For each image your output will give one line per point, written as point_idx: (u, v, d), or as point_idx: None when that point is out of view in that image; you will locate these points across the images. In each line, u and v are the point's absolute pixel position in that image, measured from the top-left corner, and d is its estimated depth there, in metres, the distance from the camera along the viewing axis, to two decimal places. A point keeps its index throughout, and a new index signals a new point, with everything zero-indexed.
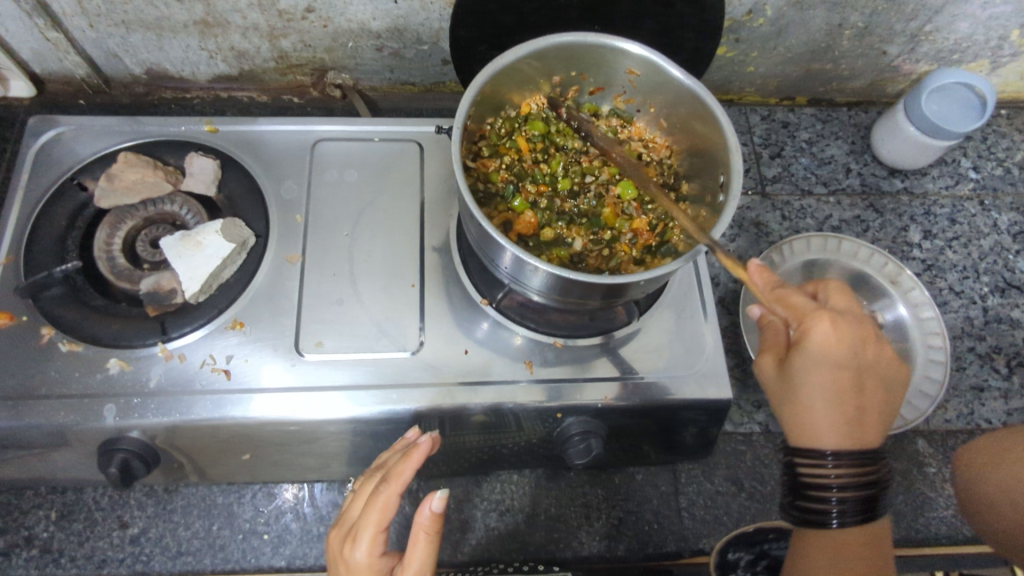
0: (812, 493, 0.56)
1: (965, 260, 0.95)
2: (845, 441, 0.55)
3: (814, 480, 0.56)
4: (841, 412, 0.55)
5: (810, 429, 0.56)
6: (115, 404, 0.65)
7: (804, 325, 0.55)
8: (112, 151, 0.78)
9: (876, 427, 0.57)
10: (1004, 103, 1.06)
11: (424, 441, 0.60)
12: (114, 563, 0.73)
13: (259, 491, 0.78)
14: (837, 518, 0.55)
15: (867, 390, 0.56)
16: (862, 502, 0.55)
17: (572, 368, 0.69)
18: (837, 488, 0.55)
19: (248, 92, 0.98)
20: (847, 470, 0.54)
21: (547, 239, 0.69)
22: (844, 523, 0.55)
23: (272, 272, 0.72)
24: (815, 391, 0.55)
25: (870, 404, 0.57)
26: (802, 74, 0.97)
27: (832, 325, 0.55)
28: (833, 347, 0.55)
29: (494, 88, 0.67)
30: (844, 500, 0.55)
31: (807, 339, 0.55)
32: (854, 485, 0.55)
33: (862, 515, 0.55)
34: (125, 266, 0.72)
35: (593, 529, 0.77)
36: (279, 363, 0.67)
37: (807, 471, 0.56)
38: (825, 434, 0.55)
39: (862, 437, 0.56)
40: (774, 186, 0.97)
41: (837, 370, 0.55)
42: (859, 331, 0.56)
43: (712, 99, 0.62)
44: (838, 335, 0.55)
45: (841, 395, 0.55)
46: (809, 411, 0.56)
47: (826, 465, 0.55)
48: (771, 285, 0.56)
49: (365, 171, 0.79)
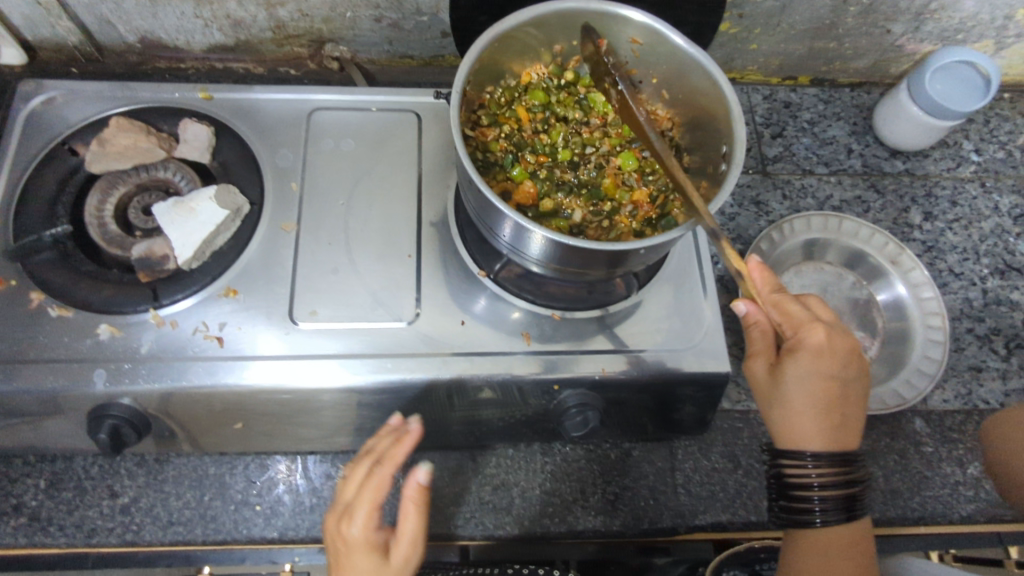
0: (795, 493, 0.58)
1: (965, 242, 0.94)
2: (829, 446, 0.57)
3: (795, 479, 0.58)
4: (827, 419, 0.57)
5: (795, 433, 0.58)
6: (105, 369, 0.64)
7: (799, 334, 0.57)
8: (104, 117, 0.76)
9: (856, 436, 0.59)
10: (1007, 87, 1.05)
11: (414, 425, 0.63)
12: (103, 533, 0.73)
13: (252, 462, 0.77)
14: (819, 516, 0.57)
15: (851, 400, 0.58)
16: (843, 502, 0.57)
17: (570, 341, 0.68)
18: (818, 487, 0.57)
19: (244, 64, 0.97)
20: (827, 471, 0.57)
21: (547, 210, 0.67)
22: (826, 522, 0.57)
23: (267, 241, 0.71)
24: (804, 398, 0.57)
25: (853, 413, 0.59)
26: (806, 52, 0.96)
27: (824, 335, 0.57)
28: (824, 357, 0.57)
29: (494, 55, 0.65)
30: (825, 499, 0.57)
31: (801, 347, 0.57)
32: (834, 485, 0.57)
33: (844, 513, 0.57)
34: (116, 232, 0.71)
35: (589, 505, 0.77)
36: (274, 331, 0.67)
37: (790, 471, 0.58)
38: (809, 439, 0.57)
39: (844, 444, 0.58)
40: (776, 165, 0.96)
41: (826, 378, 0.57)
42: (849, 344, 0.58)
43: (715, 67, 0.61)
44: (830, 346, 0.57)
45: (829, 403, 0.57)
46: (796, 417, 0.57)
47: (806, 465, 0.57)
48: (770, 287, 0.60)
49: (362, 141, 0.78)
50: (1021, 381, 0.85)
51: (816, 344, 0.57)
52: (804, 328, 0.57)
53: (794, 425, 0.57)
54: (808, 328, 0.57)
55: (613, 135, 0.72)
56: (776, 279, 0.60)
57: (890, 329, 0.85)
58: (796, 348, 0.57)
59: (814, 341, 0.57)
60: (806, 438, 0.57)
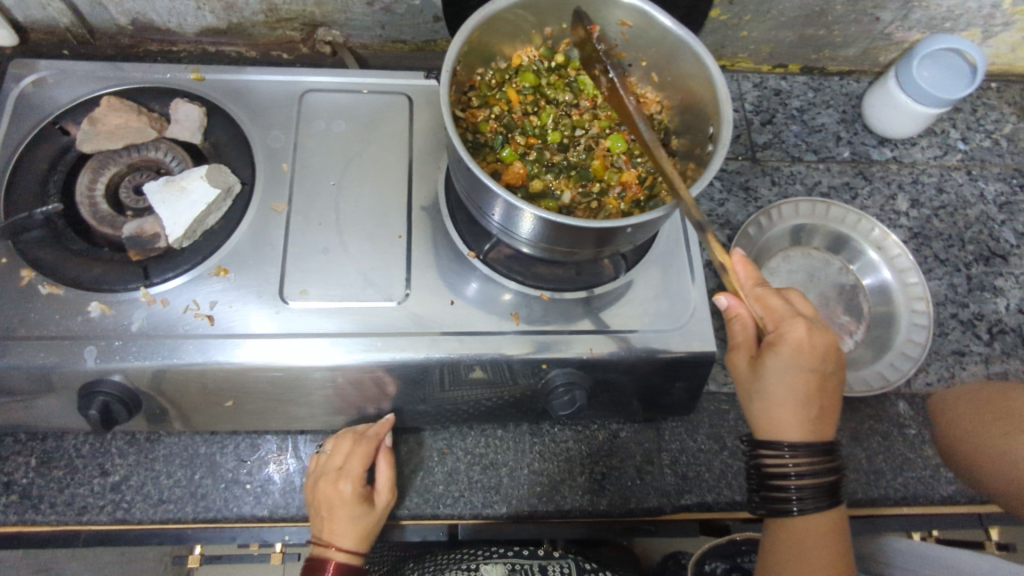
0: (773, 482, 0.59)
1: (951, 229, 0.96)
2: (809, 437, 0.57)
3: (773, 469, 0.58)
4: (807, 411, 0.57)
5: (775, 425, 0.58)
6: (96, 346, 0.64)
7: (780, 328, 0.57)
8: (95, 97, 0.76)
9: (835, 426, 0.59)
10: (994, 76, 1.06)
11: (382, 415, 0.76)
12: (94, 510, 0.73)
13: (242, 442, 0.78)
14: (796, 505, 0.58)
15: (830, 391, 0.59)
16: (820, 490, 0.57)
17: (558, 321, 0.69)
18: (795, 476, 0.57)
19: (236, 47, 0.96)
20: (804, 461, 0.57)
21: (536, 190, 0.68)
22: (803, 510, 0.58)
23: (258, 221, 0.72)
24: (784, 392, 0.57)
25: (832, 403, 0.59)
26: (796, 40, 0.97)
27: (805, 330, 0.56)
28: (805, 352, 0.56)
29: (484, 37, 0.65)
30: (801, 487, 0.57)
31: (782, 342, 0.56)
32: (811, 474, 0.57)
33: (821, 501, 0.58)
34: (107, 211, 0.71)
35: (576, 484, 0.78)
36: (264, 310, 0.67)
37: (768, 461, 0.58)
38: (788, 431, 0.57)
39: (823, 434, 0.58)
40: (765, 152, 0.97)
41: (807, 372, 0.56)
42: (830, 337, 0.58)
43: (703, 48, 0.62)
44: (811, 340, 0.56)
45: (809, 396, 0.57)
46: (776, 410, 0.57)
47: (784, 456, 0.57)
48: (753, 282, 0.60)
49: (353, 123, 0.79)
50: (1003, 365, 0.87)
51: (797, 338, 0.56)
52: (785, 322, 0.57)
53: (774, 417, 0.58)
54: (789, 322, 0.57)
55: (602, 118, 0.73)
56: (758, 273, 0.61)
57: (876, 314, 0.87)
58: (777, 342, 0.57)
59: (795, 336, 0.56)
60: (784, 430, 0.57)
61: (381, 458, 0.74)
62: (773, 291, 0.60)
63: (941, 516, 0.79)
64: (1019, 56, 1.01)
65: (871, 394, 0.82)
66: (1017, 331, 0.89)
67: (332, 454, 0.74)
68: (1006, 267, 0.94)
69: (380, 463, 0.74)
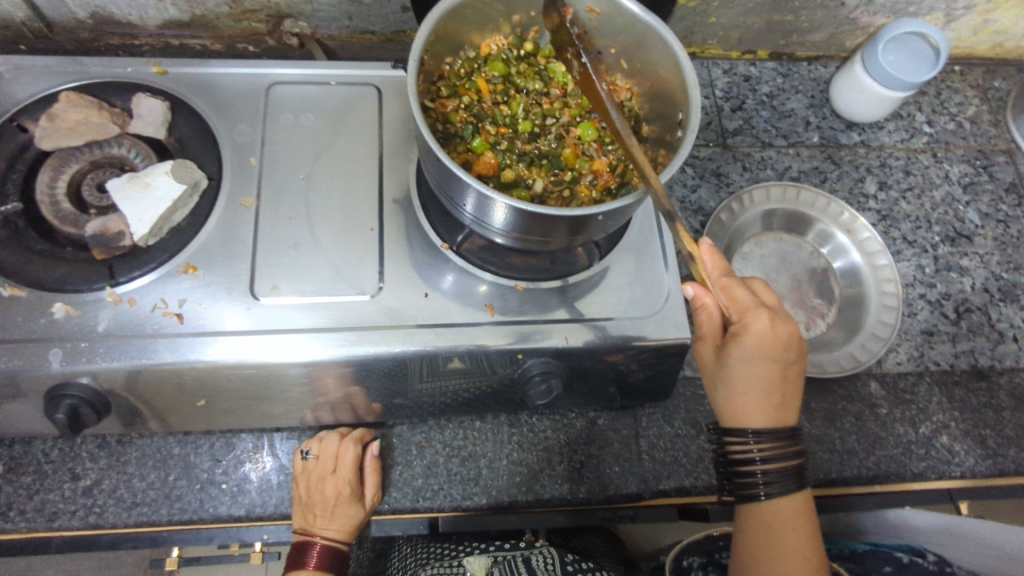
0: (740, 468, 0.59)
1: (918, 211, 0.97)
2: (772, 424, 0.58)
3: (739, 455, 0.59)
4: (771, 400, 0.57)
5: (739, 413, 0.58)
6: (61, 348, 0.63)
7: (745, 318, 0.57)
8: (53, 93, 0.74)
9: (798, 412, 0.60)
10: (958, 60, 1.08)
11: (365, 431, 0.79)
12: (65, 516, 0.72)
13: (217, 441, 0.77)
14: (763, 489, 0.59)
15: (793, 378, 0.59)
16: (785, 474, 0.58)
17: (533, 311, 0.69)
18: (760, 461, 0.58)
19: (200, 40, 0.94)
20: (768, 447, 0.58)
21: (508, 180, 0.67)
22: (770, 494, 0.59)
23: (226, 217, 0.70)
24: (748, 381, 0.57)
25: (795, 390, 0.60)
26: (764, 26, 0.97)
27: (769, 320, 0.56)
28: (768, 342, 0.56)
29: (450, 26, 0.65)
30: (767, 472, 0.58)
31: (746, 332, 0.56)
32: (775, 459, 0.58)
33: (786, 484, 0.59)
34: (70, 210, 0.69)
35: (555, 473, 0.78)
36: (235, 307, 0.66)
37: (734, 448, 0.59)
38: (750, 418, 0.58)
39: (786, 421, 0.59)
40: (736, 138, 0.98)
41: (770, 361, 0.57)
42: (793, 327, 0.58)
43: (671, 34, 0.61)
44: (775, 331, 0.56)
45: (772, 385, 0.57)
46: (739, 398, 0.58)
47: (748, 442, 0.58)
48: (721, 273, 0.59)
49: (322, 115, 0.78)
50: (969, 342, 0.89)
51: (761, 329, 0.56)
52: (749, 313, 0.57)
53: (737, 405, 0.58)
54: (754, 313, 0.57)
55: (573, 106, 0.72)
56: (725, 263, 0.60)
57: (846, 296, 0.89)
58: (741, 333, 0.56)
59: (759, 327, 0.56)
60: (747, 417, 0.58)
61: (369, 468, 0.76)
62: (738, 282, 0.59)
63: (912, 493, 0.81)
64: (981, 39, 1.03)
65: (843, 375, 0.83)
66: (982, 310, 0.91)
67: (320, 457, 0.76)
68: (971, 247, 0.96)
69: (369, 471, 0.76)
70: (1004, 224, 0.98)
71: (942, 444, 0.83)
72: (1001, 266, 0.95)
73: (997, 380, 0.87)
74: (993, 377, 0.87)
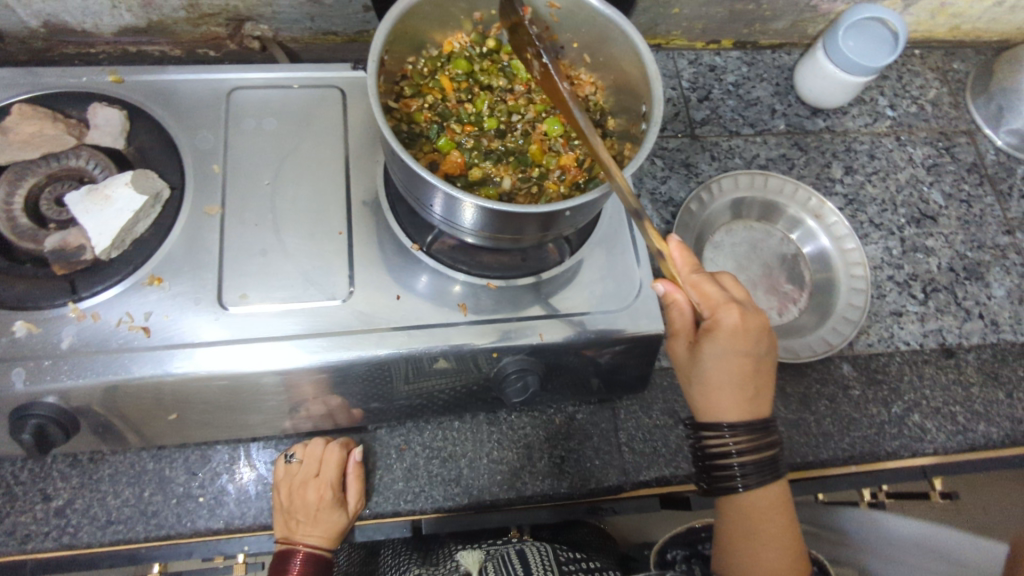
0: (716, 462, 0.60)
1: (884, 194, 0.99)
2: (746, 417, 0.59)
3: (714, 450, 0.59)
4: (744, 393, 0.58)
5: (713, 408, 0.59)
6: (24, 367, 0.61)
7: (716, 315, 0.57)
8: (6, 105, 0.72)
9: (771, 402, 0.60)
10: (917, 44, 1.10)
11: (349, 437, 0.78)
12: (39, 538, 0.70)
13: (193, 454, 0.75)
14: (740, 481, 0.59)
15: (765, 369, 0.60)
16: (760, 465, 0.59)
17: (506, 309, 0.68)
18: (736, 454, 0.59)
19: (159, 46, 0.92)
20: (744, 439, 0.58)
21: (475, 178, 0.67)
22: (747, 486, 0.59)
23: (190, 227, 0.69)
24: (721, 376, 0.58)
25: (767, 381, 0.60)
26: (727, 15, 0.98)
27: (740, 315, 0.56)
28: (739, 337, 0.57)
29: (409, 25, 0.64)
30: (743, 464, 0.59)
31: (718, 328, 0.56)
32: (750, 451, 0.59)
33: (763, 475, 0.59)
34: (28, 225, 0.67)
35: (537, 470, 0.78)
36: (202, 317, 0.65)
37: (710, 442, 0.59)
38: (725, 412, 0.58)
39: (760, 412, 0.59)
40: (703, 128, 0.98)
41: (742, 356, 0.57)
42: (763, 320, 0.58)
43: (631, 27, 0.61)
44: (745, 325, 0.57)
45: (744, 378, 0.58)
46: (713, 393, 0.59)
47: (724, 436, 0.58)
48: (691, 269, 0.58)
49: (285, 119, 0.76)
50: (937, 321, 0.90)
51: (732, 325, 0.56)
52: (721, 309, 0.57)
53: (712, 400, 0.59)
54: (725, 309, 0.56)
55: (538, 102, 0.72)
56: (694, 258, 0.59)
57: (817, 281, 0.90)
58: (714, 329, 0.57)
59: (730, 323, 0.56)
60: (722, 411, 0.59)
61: (350, 471, 0.75)
62: (708, 277, 0.58)
63: (886, 471, 0.82)
64: (938, 22, 1.05)
65: (815, 359, 0.84)
66: (948, 289, 0.93)
67: (304, 460, 0.76)
68: (936, 227, 0.97)
69: (351, 475, 0.75)
70: (967, 203, 1.00)
71: (915, 422, 0.84)
72: (965, 245, 0.96)
73: (965, 357, 0.89)
74: (961, 355, 0.89)
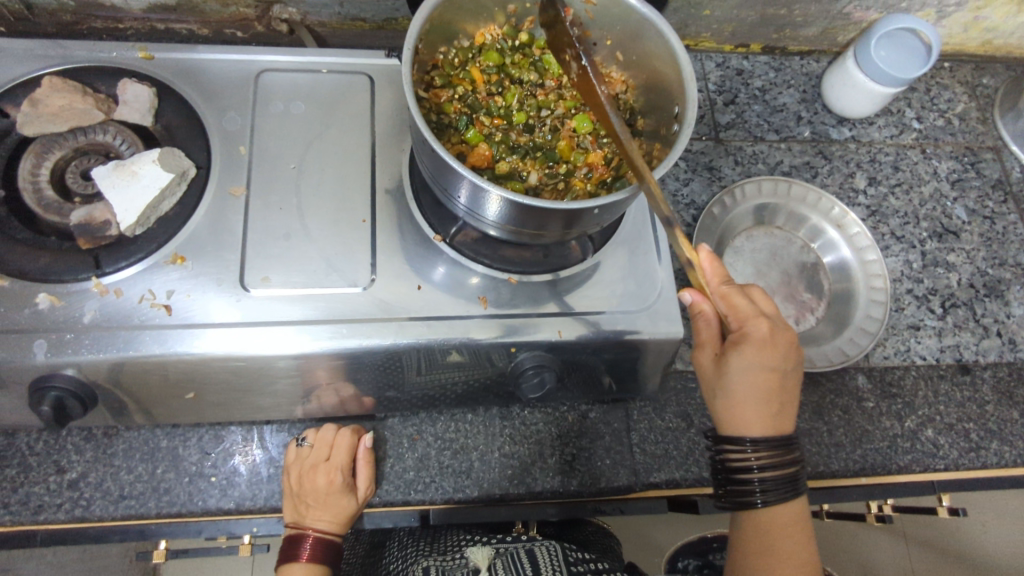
0: (737, 476, 0.59)
1: (907, 207, 0.98)
2: (769, 433, 0.59)
3: (736, 463, 0.59)
4: (768, 408, 0.58)
5: (737, 421, 0.59)
6: (46, 339, 0.61)
7: (745, 327, 0.58)
8: (36, 77, 0.72)
9: (795, 420, 0.60)
10: (947, 56, 1.09)
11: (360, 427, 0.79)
12: (51, 509, 0.71)
13: (206, 434, 0.76)
14: (760, 496, 0.59)
15: (791, 386, 0.60)
16: (781, 482, 0.58)
17: (526, 305, 0.68)
18: (757, 469, 0.58)
19: (187, 25, 0.91)
20: (765, 455, 0.58)
21: (502, 172, 0.67)
22: (767, 501, 0.59)
23: (215, 208, 0.69)
24: (746, 389, 0.58)
25: (792, 397, 0.61)
26: (757, 19, 0.97)
27: (768, 329, 0.58)
28: (767, 351, 0.58)
29: (444, 15, 0.64)
30: (764, 480, 0.58)
31: (746, 340, 0.58)
32: (772, 467, 0.58)
33: (783, 491, 0.59)
34: (53, 198, 0.68)
35: (547, 466, 0.78)
36: (224, 299, 0.65)
37: (731, 456, 0.59)
38: (749, 426, 0.58)
39: (783, 429, 0.59)
40: (728, 132, 0.98)
41: (768, 370, 0.58)
42: (790, 336, 0.59)
43: (668, 27, 0.61)
44: (774, 339, 0.58)
45: (770, 393, 0.58)
46: (737, 407, 0.59)
47: (746, 450, 0.58)
48: (720, 279, 0.60)
49: (313, 103, 0.76)
50: (955, 337, 0.90)
51: (761, 337, 0.57)
52: (749, 321, 0.58)
53: (735, 414, 0.59)
54: (753, 322, 0.58)
55: (568, 98, 0.72)
56: (724, 270, 0.61)
57: (836, 291, 0.89)
58: (742, 341, 0.58)
59: (759, 336, 0.57)
60: (746, 425, 0.58)
61: (361, 459, 0.75)
62: (737, 289, 0.60)
63: (897, 485, 0.82)
64: (971, 36, 1.04)
65: (830, 369, 0.84)
66: (968, 305, 0.92)
67: (315, 445, 0.77)
68: (957, 243, 0.97)
69: (361, 463, 0.75)
70: (991, 220, 0.99)
71: (928, 437, 0.84)
72: (986, 262, 0.96)
73: (981, 375, 0.88)
74: (977, 372, 0.89)
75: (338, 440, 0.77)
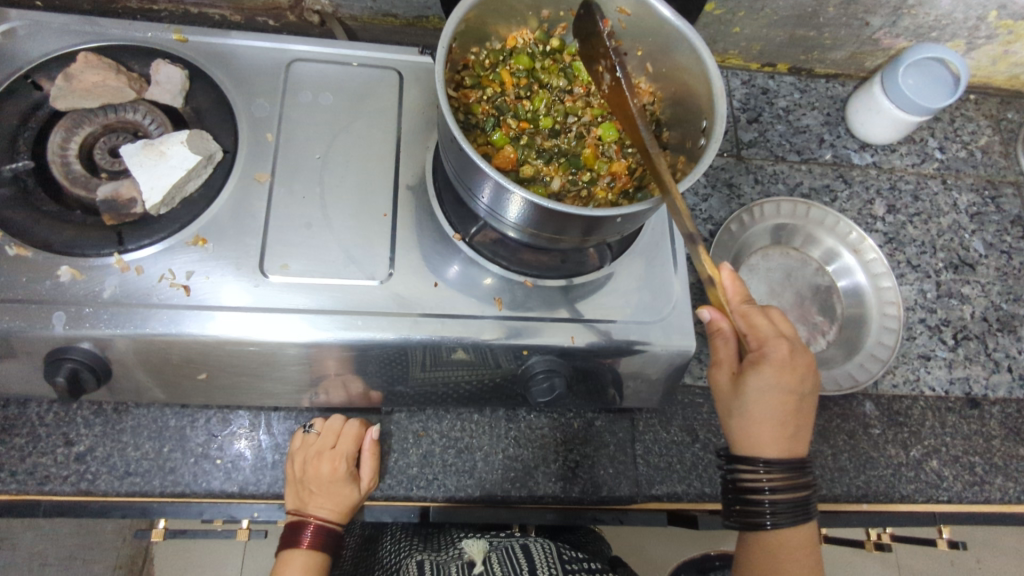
0: (748, 497, 0.59)
1: (924, 236, 0.98)
2: (783, 455, 0.59)
3: (747, 484, 0.59)
4: (783, 429, 0.59)
5: (752, 443, 0.59)
6: (65, 312, 0.62)
7: (764, 348, 0.58)
8: (71, 52, 0.73)
9: (808, 443, 0.60)
10: (973, 88, 1.09)
11: (363, 421, 0.79)
12: (57, 481, 0.71)
13: (214, 416, 0.77)
14: (770, 519, 0.58)
15: (806, 410, 0.60)
16: (792, 505, 0.58)
17: (541, 309, 0.68)
18: (769, 491, 0.58)
19: (220, 10, 0.90)
20: (778, 477, 0.58)
21: (527, 175, 0.67)
22: (777, 523, 0.58)
23: (239, 192, 0.70)
24: (762, 410, 0.58)
25: (806, 422, 0.61)
26: (786, 39, 0.97)
27: (787, 351, 0.58)
28: (785, 372, 0.58)
29: (478, 17, 0.65)
30: (775, 502, 0.58)
31: (765, 361, 0.58)
32: (784, 489, 0.58)
33: (793, 515, 0.59)
34: (81, 172, 0.68)
35: (550, 471, 0.78)
36: (241, 283, 0.65)
37: (743, 476, 0.59)
38: (763, 448, 0.58)
39: (797, 452, 0.59)
40: (749, 150, 0.98)
41: (785, 392, 0.58)
42: (808, 359, 0.60)
43: (701, 43, 0.61)
44: (792, 361, 0.58)
45: (786, 415, 0.58)
46: (753, 427, 0.59)
47: (759, 471, 0.58)
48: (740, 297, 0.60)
49: (342, 95, 0.77)
50: (965, 369, 0.90)
51: (780, 359, 0.58)
52: (769, 343, 0.59)
53: (751, 434, 0.59)
54: (773, 343, 0.58)
55: (595, 106, 0.72)
56: (744, 289, 0.61)
57: (848, 315, 0.90)
58: (760, 361, 0.58)
59: (778, 357, 0.58)
60: (760, 447, 0.59)
61: (366, 451, 0.76)
62: (757, 308, 0.60)
63: (898, 514, 0.82)
64: (999, 70, 1.04)
65: (839, 392, 0.83)
66: (979, 339, 0.92)
67: (322, 433, 0.77)
68: (973, 276, 0.96)
69: (366, 455, 0.76)
70: (1008, 255, 0.99)
71: (932, 467, 0.84)
72: (1001, 296, 0.96)
73: (989, 409, 0.88)
74: (986, 406, 0.88)
75: (341, 430, 0.77)
